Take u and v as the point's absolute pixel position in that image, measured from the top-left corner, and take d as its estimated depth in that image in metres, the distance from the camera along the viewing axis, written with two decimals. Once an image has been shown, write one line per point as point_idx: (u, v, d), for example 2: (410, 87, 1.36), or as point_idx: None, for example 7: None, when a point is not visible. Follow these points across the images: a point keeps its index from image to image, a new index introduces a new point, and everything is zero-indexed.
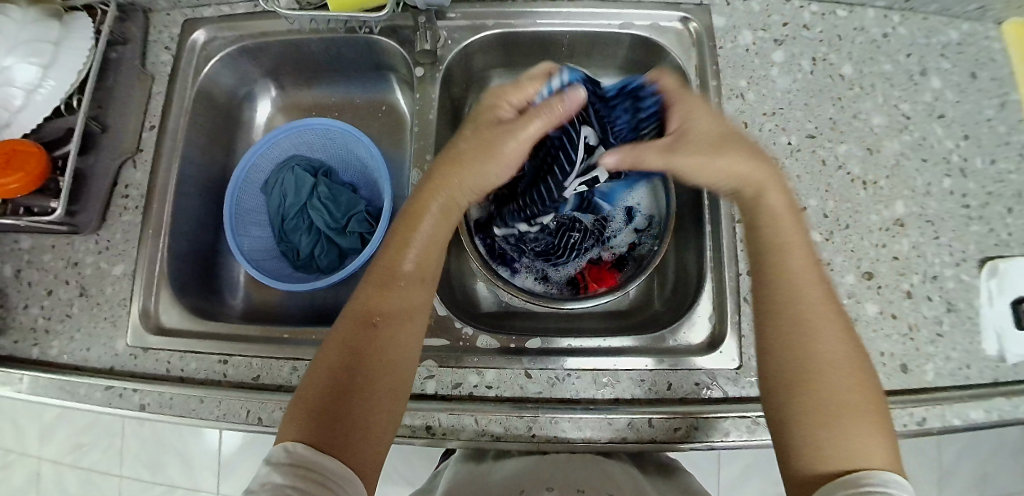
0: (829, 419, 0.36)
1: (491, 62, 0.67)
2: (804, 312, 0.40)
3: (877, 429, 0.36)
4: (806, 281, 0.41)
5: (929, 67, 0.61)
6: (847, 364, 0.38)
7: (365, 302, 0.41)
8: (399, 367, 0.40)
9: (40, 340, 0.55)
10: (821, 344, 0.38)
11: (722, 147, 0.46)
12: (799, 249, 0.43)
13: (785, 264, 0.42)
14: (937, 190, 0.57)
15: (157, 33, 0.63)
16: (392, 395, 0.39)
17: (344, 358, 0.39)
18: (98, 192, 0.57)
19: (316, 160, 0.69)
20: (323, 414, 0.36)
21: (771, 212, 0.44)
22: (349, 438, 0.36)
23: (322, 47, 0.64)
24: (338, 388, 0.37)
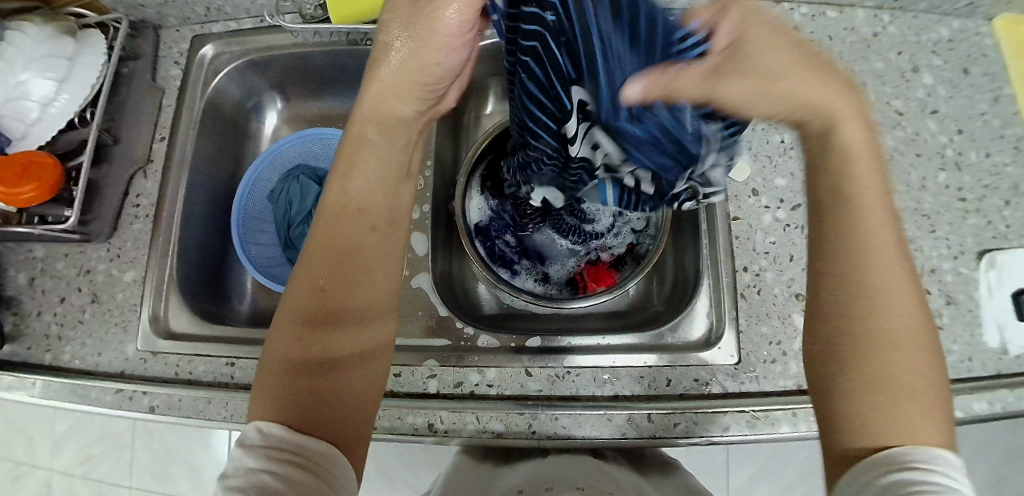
0: (893, 392, 0.33)
1: (488, 72, 0.68)
2: (879, 274, 0.35)
3: (939, 409, 0.33)
4: (885, 239, 0.36)
5: (920, 63, 0.61)
6: (918, 337, 0.34)
7: (311, 275, 0.40)
8: (365, 335, 0.40)
9: (53, 346, 0.57)
10: (895, 311, 0.34)
11: (800, 66, 0.34)
12: (877, 200, 0.36)
13: (858, 214, 0.36)
14: (933, 184, 0.58)
15: (167, 49, 0.65)
16: (361, 366, 0.40)
17: (305, 333, 0.38)
18: (110, 201, 0.59)
19: (320, 169, 0.70)
20: (291, 390, 0.36)
21: (849, 151, 0.37)
22: (323, 410, 0.36)
23: (326, 59, 0.66)
24: (303, 364, 0.37)
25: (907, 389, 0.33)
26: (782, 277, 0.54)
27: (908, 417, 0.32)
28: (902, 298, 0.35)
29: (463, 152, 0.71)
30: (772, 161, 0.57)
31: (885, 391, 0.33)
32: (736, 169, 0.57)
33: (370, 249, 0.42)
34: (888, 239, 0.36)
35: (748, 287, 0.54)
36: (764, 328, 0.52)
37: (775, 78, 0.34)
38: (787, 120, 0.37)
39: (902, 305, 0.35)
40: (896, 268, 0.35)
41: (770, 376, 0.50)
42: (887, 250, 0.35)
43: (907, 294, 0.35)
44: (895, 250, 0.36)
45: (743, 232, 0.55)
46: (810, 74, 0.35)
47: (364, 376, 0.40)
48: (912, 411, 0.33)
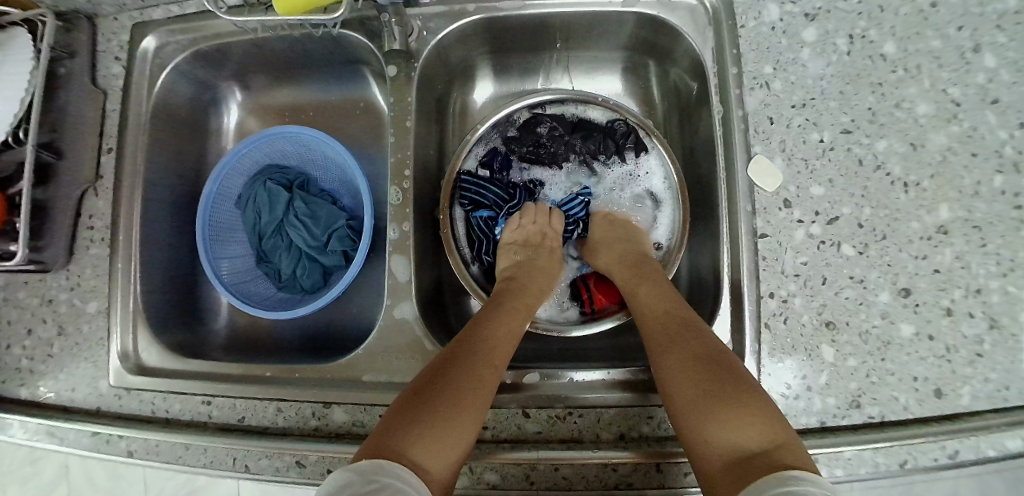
0: (694, 424, 0.39)
1: (473, 53, 0.60)
2: (650, 334, 0.46)
3: (754, 421, 0.37)
4: (652, 302, 0.49)
5: (983, 41, 0.51)
6: (707, 362, 0.41)
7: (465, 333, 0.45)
8: (483, 394, 0.41)
9: (25, 381, 0.53)
10: (674, 352, 0.43)
11: (615, 240, 0.57)
12: (654, 280, 0.51)
13: (637, 299, 0.50)
14: (987, 190, 0.49)
15: (106, 42, 0.57)
16: (469, 420, 0.39)
17: (441, 371, 0.41)
18: (61, 226, 0.53)
19: (292, 170, 0.63)
20: (403, 423, 0.37)
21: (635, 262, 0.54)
22: (422, 453, 0.36)
23: (285, 44, 0.58)
24: (428, 397, 0.39)
25: (711, 414, 0.39)
26: (811, 303, 0.48)
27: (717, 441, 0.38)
28: (676, 343, 0.44)
29: (449, 143, 0.64)
30: (808, 165, 0.50)
31: (682, 425, 0.40)
32: (768, 176, 0.49)
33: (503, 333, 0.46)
34: (663, 299, 0.48)
35: (772, 316, 0.48)
36: (788, 361, 0.47)
37: (612, 256, 0.56)
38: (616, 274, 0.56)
39: (670, 353, 0.43)
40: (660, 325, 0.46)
41: (790, 413, 0.47)
42: (655, 314, 0.47)
43: (689, 340, 0.43)
44: (663, 309, 0.47)
45: (770, 252, 0.49)
46: (617, 246, 0.56)
47: (466, 436, 0.39)
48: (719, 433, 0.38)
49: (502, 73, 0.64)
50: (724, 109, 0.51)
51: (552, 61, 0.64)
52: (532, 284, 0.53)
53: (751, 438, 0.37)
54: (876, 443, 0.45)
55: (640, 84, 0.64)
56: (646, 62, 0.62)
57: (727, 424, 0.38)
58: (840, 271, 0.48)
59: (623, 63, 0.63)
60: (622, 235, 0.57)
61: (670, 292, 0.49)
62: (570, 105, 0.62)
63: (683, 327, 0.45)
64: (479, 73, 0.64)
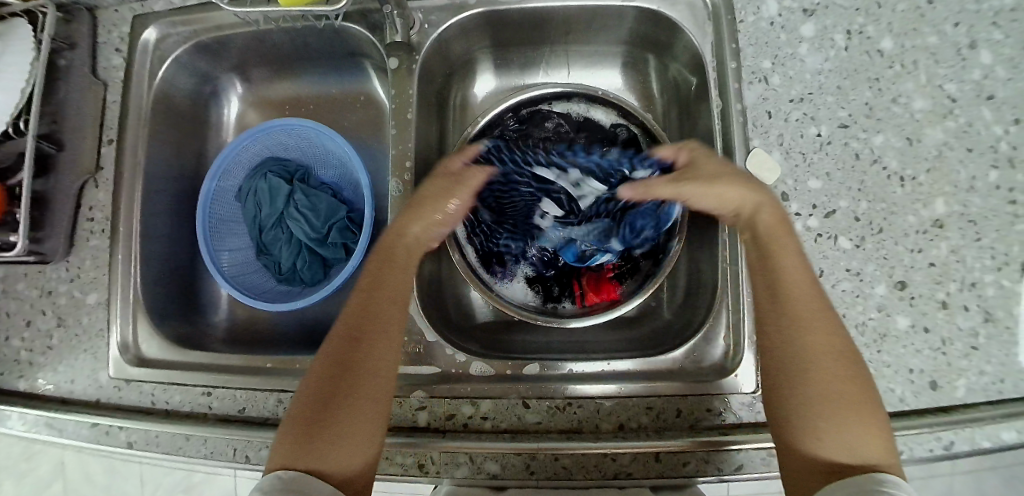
0: (806, 423, 0.38)
1: (473, 46, 0.60)
2: (793, 312, 0.41)
3: (869, 429, 0.38)
4: (797, 279, 0.42)
5: (978, 38, 0.51)
6: (834, 360, 0.40)
7: (347, 325, 0.43)
8: (379, 389, 0.41)
9: (24, 373, 0.53)
10: (805, 339, 0.40)
11: (731, 175, 0.45)
12: (792, 247, 0.43)
13: (778, 268, 0.43)
14: (982, 185, 0.50)
15: (107, 34, 0.57)
16: (371, 418, 0.40)
17: (329, 377, 0.41)
18: (61, 217, 0.53)
19: (293, 163, 0.63)
20: (303, 428, 0.39)
21: (778, 224, 0.44)
22: (327, 451, 0.38)
23: (286, 36, 0.58)
24: (316, 407, 0.40)
25: (835, 418, 0.38)
26: None
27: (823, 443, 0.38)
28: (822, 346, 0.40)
29: (450, 136, 0.64)
30: (806, 159, 0.50)
31: (795, 420, 0.39)
32: (767, 169, 0.49)
33: (394, 314, 0.44)
34: (801, 279, 0.42)
35: None
36: None
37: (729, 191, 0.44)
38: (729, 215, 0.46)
39: (816, 351, 0.40)
40: (818, 318, 0.41)
41: None
42: (802, 298, 0.41)
43: (822, 330, 0.40)
44: (805, 287, 0.42)
45: None
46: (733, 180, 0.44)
47: (372, 426, 0.40)
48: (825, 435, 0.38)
49: (502, 67, 0.64)
50: (724, 103, 0.52)
51: (552, 55, 0.64)
52: (411, 213, 0.47)
53: (864, 445, 0.37)
54: None
55: (639, 79, 0.65)
56: (646, 57, 0.62)
57: (849, 432, 0.38)
58: (837, 264, 0.49)
59: (624, 58, 0.64)
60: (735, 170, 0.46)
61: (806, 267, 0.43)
62: (576, 102, 0.61)
63: (827, 318, 0.41)
64: (479, 67, 0.64)
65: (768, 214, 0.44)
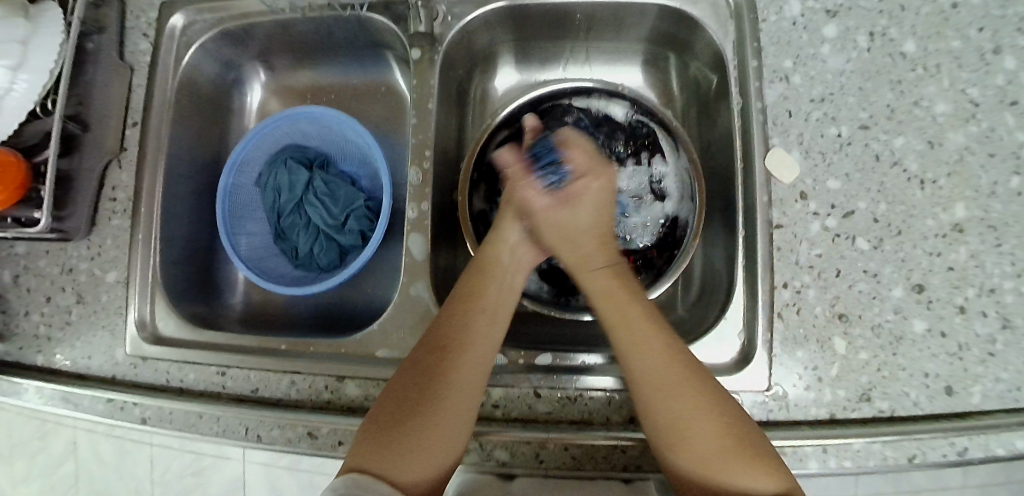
0: (695, 473, 0.38)
1: (495, 40, 0.61)
2: (650, 372, 0.41)
3: (763, 466, 0.37)
4: (641, 330, 0.43)
5: (1003, 43, 0.51)
6: (698, 406, 0.40)
7: (440, 334, 0.43)
8: (461, 402, 0.40)
9: (42, 348, 0.54)
10: (665, 394, 0.40)
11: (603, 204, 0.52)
12: (641, 302, 0.45)
13: (630, 320, 0.44)
14: (1004, 190, 0.49)
15: (135, 18, 0.57)
16: (453, 432, 0.40)
17: (417, 382, 0.41)
18: (84, 196, 0.54)
19: (312, 151, 0.64)
20: (383, 432, 0.39)
21: (619, 276, 0.48)
22: (398, 460, 0.38)
23: (310, 25, 0.59)
24: (399, 410, 0.40)
25: (725, 461, 0.37)
26: (825, 295, 0.48)
27: (721, 487, 0.37)
28: (678, 389, 0.40)
29: (468, 128, 0.64)
30: (825, 159, 0.50)
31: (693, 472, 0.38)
32: (784, 168, 0.50)
33: (490, 331, 0.44)
34: (641, 327, 0.43)
35: (785, 306, 0.48)
36: (800, 353, 0.47)
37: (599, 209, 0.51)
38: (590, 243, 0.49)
39: (669, 398, 0.40)
40: (666, 366, 0.41)
41: (801, 405, 0.47)
42: (656, 349, 0.42)
43: (691, 377, 0.41)
44: (664, 339, 0.43)
45: (785, 243, 0.49)
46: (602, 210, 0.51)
47: (449, 445, 0.39)
48: (708, 478, 0.38)
49: (521, 61, 0.65)
50: (744, 101, 0.52)
51: (571, 51, 0.64)
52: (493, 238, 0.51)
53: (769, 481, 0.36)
54: (885, 436, 0.45)
55: (659, 77, 0.65)
56: (667, 55, 0.62)
57: (738, 474, 0.37)
58: (854, 264, 0.48)
59: (644, 55, 0.64)
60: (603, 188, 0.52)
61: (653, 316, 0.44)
62: (595, 99, 0.61)
63: (685, 367, 0.41)
64: (498, 61, 0.64)
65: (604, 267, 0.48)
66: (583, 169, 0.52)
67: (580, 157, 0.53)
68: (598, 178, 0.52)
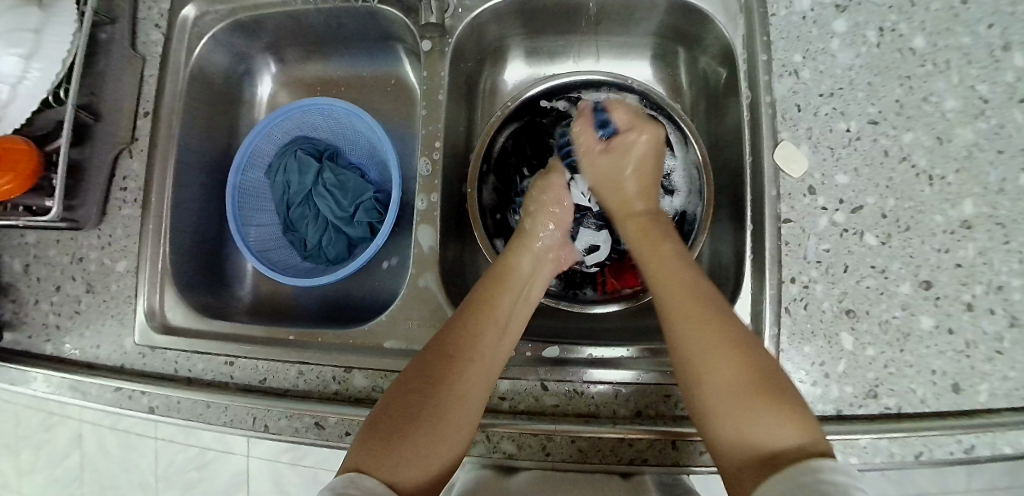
0: (718, 410, 0.39)
1: (504, 33, 0.61)
2: (677, 302, 0.44)
3: (788, 413, 0.37)
4: (665, 272, 0.46)
5: (1013, 39, 0.51)
6: (728, 335, 0.41)
7: (447, 342, 0.43)
8: (463, 411, 0.40)
9: (52, 337, 0.55)
10: (691, 320, 0.42)
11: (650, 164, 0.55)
12: (673, 244, 0.49)
13: (659, 261, 0.48)
14: (1013, 187, 0.49)
15: (146, 9, 0.58)
16: (453, 440, 0.39)
17: (421, 388, 0.41)
18: (96, 186, 0.54)
19: (322, 143, 0.64)
20: (383, 433, 0.38)
21: (650, 227, 0.51)
22: (396, 463, 0.37)
23: (321, 17, 0.59)
24: (401, 414, 0.39)
25: (745, 403, 0.38)
26: (832, 290, 0.48)
27: (745, 428, 0.38)
28: (714, 329, 0.41)
29: (477, 122, 0.64)
30: (834, 154, 0.50)
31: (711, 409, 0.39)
32: (793, 163, 0.50)
33: (497, 343, 0.44)
34: (671, 267, 0.47)
35: (793, 301, 0.48)
36: (807, 347, 0.47)
37: (645, 166, 0.55)
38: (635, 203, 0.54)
39: (694, 328, 0.41)
40: (685, 302, 0.43)
41: (807, 400, 0.47)
42: (686, 282, 0.45)
43: (716, 318, 0.42)
44: (691, 278, 0.45)
45: (794, 238, 0.49)
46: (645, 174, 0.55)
47: (446, 453, 0.39)
48: (732, 423, 0.38)
49: (530, 56, 0.65)
50: (753, 96, 0.52)
51: (580, 46, 0.65)
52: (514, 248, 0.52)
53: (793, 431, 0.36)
54: (893, 432, 0.45)
55: (667, 72, 0.65)
56: (676, 50, 0.63)
57: (760, 415, 0.37)
58: (862, 260, 0.48)
59: (652, 50, 0.64)
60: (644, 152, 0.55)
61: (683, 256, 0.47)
62: (604, 93, 0.61)
63: (715, 305, 0.43)
64: (507, 54, 0.64)
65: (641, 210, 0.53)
66: (626, 125, 0.56)
67: (622, 115, 0.56)
68: (642, 132, 0.55)
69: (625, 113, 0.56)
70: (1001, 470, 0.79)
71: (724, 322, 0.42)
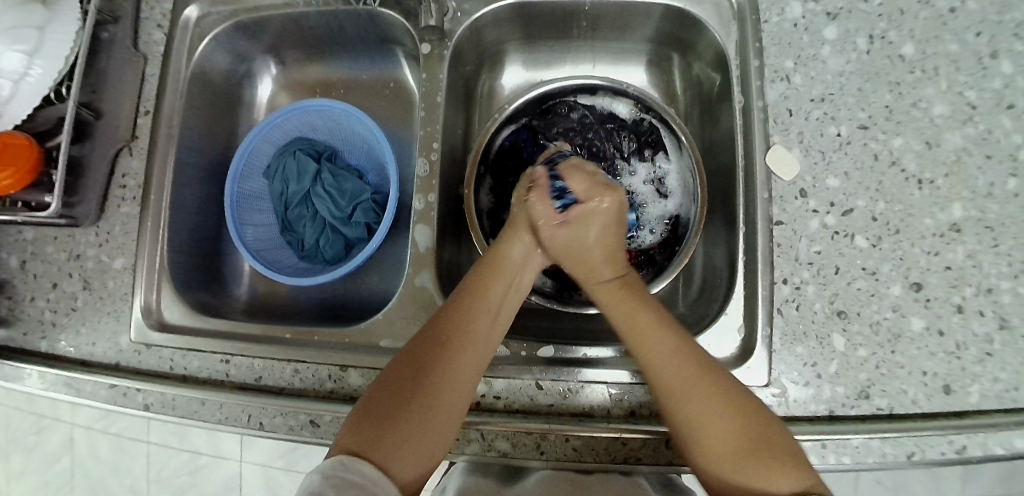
0: (711, 465, 0.39)
1: (502, 37, 0.62)
2: (659, 368, 0.42)
3: (779, 467, 0.37)
4: (648, 329, 0.44)
5: (1000, 48, 0.52)
6: (716, 398, 0.40)
7: (438, 327, 0.44)
8: (453, 398, 0.41)
9: (47, 334, 0.55)
10: (676, 382, 0.41)
11: (613, 245, 0.49)
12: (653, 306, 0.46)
13: (636, 321, 0.45)
14: (1001, 192, 0.50)
15: (149, 10, 0.58)
16: (444, 426, 0.40)
17: (414, 371, 0.41)
18: (94, 183, 0.54)
19: (321, 144, 0.65)
20: (376, 419, 0.38)
21: (628, 294, 0.47)
22: (389, 449, 0.37)
23: (322, 20, 0.60)
24: (392, 400, 0.39)
25: (738, 462, 0.38)
26: (824, 291, 0.49)
27: (736, 485, 0.38)
28: (691, 394, 0.40)
29: (475, 125, 0.65)
30: (825, 157, 0.51)
31: (703, 462, 0.40)
32: (784, 165, 0.50)
33: (488, 331, 0.45)
34: (649, 331, 0.44)
35: (785, 302, 0.49)
36: (800, 348, 0.48)
37: (609, 241, 0.49)
38: (607, 274, 0.49)
39: (682, 402, 0.40)
40: (665, 372, 0.42)
41: (800, 401, 0.47)
42: (664, 350, 0.43)
43: (700, 380, 0.41)
44: (672, 347, 0.43)
45: (786, 239, 0.49)
46: (613, 251, 0.49)
47: (438, 440, 0.39)
48: (729, 475, 0.38)
49: (528, 61, 0.66)
50: (746, 100, 0.53)
51: (577, 51, 0.66)
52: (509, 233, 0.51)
53: (785, 483, 0.36)
54: (883, 432, 0.45)
55: (663, 77, 0.66)
56: (671, 56, 0.64)
57: (750, 471, 0.37)
58: (853, 262, 0.49)
59: (648, 55, 0.65)
60: (607, 223, 0.49)
61: (667, 321, 0.45)
62: (600, 98, 0.62)
63: (698, 366, 0.42)
64: (505, 59, 0.65)
65: (608, 282, 0.48)
66: (583, 195, 0.49)
67: (577, 185, 0.50)
68: (603, 200, 0.49)
69: (581, 187, 0.49)
70: (995, 477, 0.80)
71: (721, 383, 0.41)
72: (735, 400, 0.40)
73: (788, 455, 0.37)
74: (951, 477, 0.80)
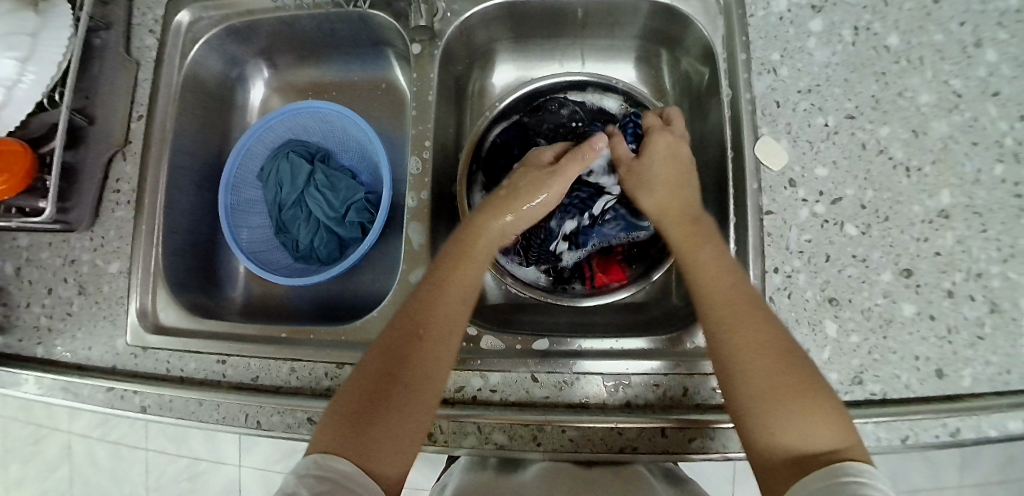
0: (759, 416, 0.37)
1: (492, 36, 0.62)
2: (728, 304, 0.41)
3: (826, 423, 0.36)
4: (713, 267, 0.44)
5: (984, 37, 0.53)
6: (775, 345, 0.39)
7: (406, 320, 0.42)
8: (428, 391, 0.40)
9: (43, 339, 0.55)
10: (746, 315, 0.40)
11: (682, 175, 0.51)
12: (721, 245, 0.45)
13: (708, 250, 0.45)
14: (988, 178, 0.50)
15: (141, 16, 0.59)
16: (418, 418, 0.39)
17: (385, 368, 0.40)
18: (88, 188, 0.55)
19: (313, 145, 0.65)
20: (350, 418, 0.38)
21: (699, 220, 0.48)
22: (366, 446, 0.37)
23: (314, 23, 0.60)
24: (363, 400, 0.39)
25: (789, 413, 0.37)
26: (815, 279, 0.49)
27: (781, 438, 0.36)
28: (748, 330, 0.40)
29: (467, 124, 0.66)
30: (813, 147, 0.51)
31: (749, 414, 0.38)
32: (773, 155, 0.51)
33: (455, 317, 0.44)
34: (717, 266, 0.44)
35: (777, 291, 0.49)
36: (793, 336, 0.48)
37: (678, 172, 0.51)
38: (677, 199, 0.50)
39: (741, 340, 0.39)
40: (733, 306, 0.41)
41: None
42: (731, 285, 0.42)
43: (757, 326, 0.40)
44: (734, 285, 0.42)
45: (776, 229, 0.50)
46: (680, 180, 0.51)
47: (413, 433, 0.39)
48: (774, 428, 0.37)
49: (518, 59, 0.67)
50: (734, 93, 0.53)
51: (567, 49, 0.66)
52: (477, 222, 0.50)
53: (828, 442, 0.36)
54: (877, 417, 0.46)
55: (652, 73, 0.66)
56: (659, 52, 0.64)
57: (801, 423, 0.36)
58: (843, 249, 0.49)
59: (637, 52, 0.66)
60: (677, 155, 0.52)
61: (730, 262, 0.44)
62: (589, 93, 0.63)
63: (760, 314, 0.41)
64: (495, 58, 0.66)
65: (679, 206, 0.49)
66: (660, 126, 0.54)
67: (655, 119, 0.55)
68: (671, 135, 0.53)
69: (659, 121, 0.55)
70: (994, 465, 0.80)
71: (782, 335, 0.40)
72: (791, 353, 0.39)
73: (835, 414, 0.37)
74: (949, 465, 0.80)
